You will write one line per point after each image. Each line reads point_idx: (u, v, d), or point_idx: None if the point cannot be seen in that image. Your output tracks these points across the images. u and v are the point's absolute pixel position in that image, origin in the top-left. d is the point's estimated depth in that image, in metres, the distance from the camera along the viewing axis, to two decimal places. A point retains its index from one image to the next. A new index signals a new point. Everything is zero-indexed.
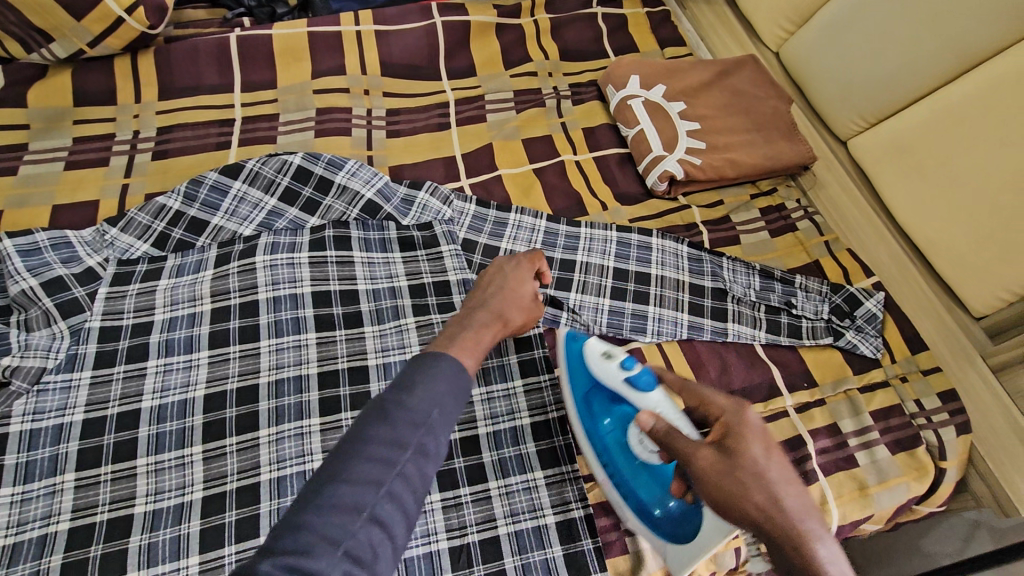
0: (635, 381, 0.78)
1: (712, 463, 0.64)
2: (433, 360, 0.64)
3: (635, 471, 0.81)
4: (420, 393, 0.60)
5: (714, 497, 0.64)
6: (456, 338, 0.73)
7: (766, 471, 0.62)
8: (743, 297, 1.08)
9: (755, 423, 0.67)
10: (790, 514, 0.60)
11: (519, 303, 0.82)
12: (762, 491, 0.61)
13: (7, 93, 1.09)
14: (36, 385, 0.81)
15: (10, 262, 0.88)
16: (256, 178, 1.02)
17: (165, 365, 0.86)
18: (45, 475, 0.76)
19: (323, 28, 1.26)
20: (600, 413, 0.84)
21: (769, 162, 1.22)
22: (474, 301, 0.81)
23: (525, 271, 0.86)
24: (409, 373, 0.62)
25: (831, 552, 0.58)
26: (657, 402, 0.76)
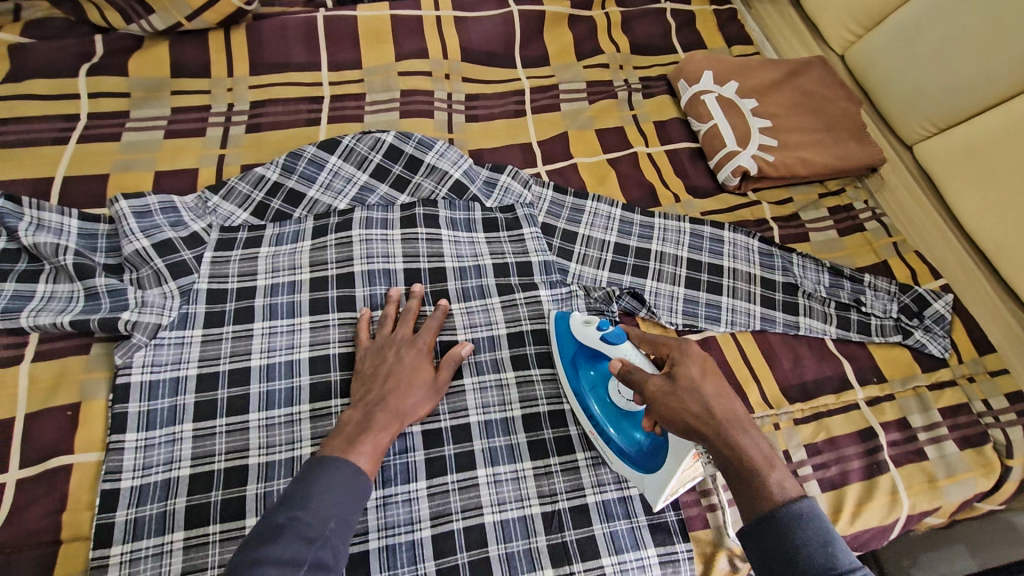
0: (608, 337, 0.84)
1: (662, 384, 0.72)
2: (331, 470, 0.70)
3: (615, 420, 0.85)
4: (316, 505, 0.67)
5: (662, 414, 0.71)
6: (354, 447, 0.75)
7: (702, 387, 0.70)
8: (814, 293, 1.11)
9: (694, 352, 0.75)
10: (720, 419, 0.68)
11: (416, 386, 0.84)
12: (696, 403, 0.69)
13: (110, 63, 1.13)
14: (154, 340, 0.85)
15: (127, 223, 0.92)
16: (351, 154, 1.06)
17: (270, 328, 0.90)
18: (165, 424, 0.80)
19: (405, 12, 1.29)
20: (581, 369, 0.89)
21: (839, 161, 1.24)
22: (364, 400, 0.81)
23: (412, 354, 0.87)
24: (302, 487, 0.68)
25: (755, 442, 0.67)
26: (629, 351, 0.83)
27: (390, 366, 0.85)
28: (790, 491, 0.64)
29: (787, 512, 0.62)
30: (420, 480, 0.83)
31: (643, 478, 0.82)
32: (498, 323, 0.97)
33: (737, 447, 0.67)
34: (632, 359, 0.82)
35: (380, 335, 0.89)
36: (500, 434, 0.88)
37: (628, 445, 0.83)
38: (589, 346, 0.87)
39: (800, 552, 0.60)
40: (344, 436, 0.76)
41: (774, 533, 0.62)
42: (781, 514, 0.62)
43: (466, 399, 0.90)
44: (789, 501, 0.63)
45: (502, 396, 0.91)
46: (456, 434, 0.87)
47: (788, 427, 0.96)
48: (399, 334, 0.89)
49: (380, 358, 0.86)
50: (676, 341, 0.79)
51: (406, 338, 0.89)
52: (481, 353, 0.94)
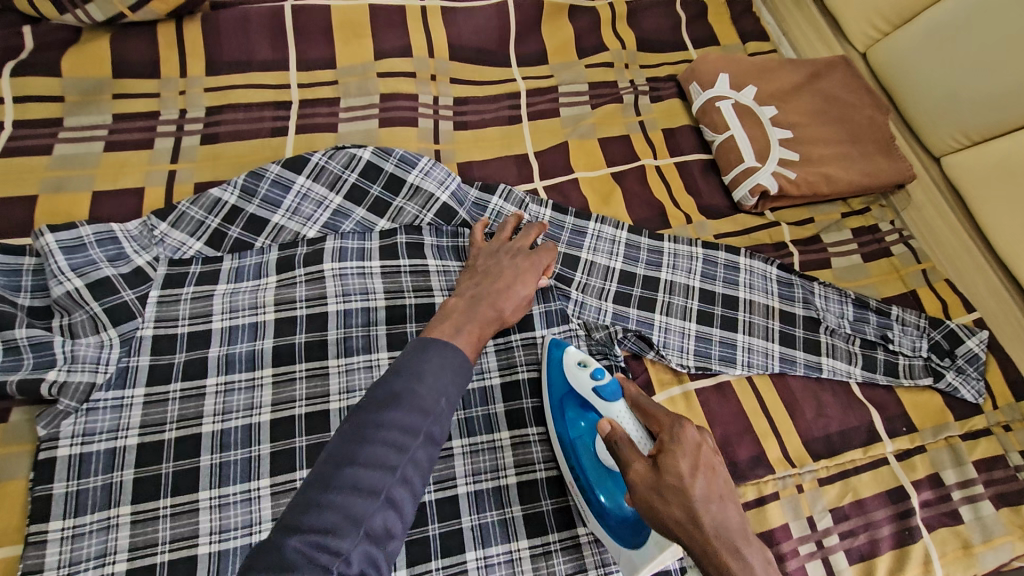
0: (602, 390, 0.76)
1: (644, 474, 0.61)
2: (441, 351, 0.63)
3: (599, 476, 0.75)
4: (431, 380, 0.61)
5: (642, 509, 0.61)
6: (460, 329, 0.72)
7: (691, 489, 0.58)
8: (837, 328, 1.00)
9: (689, 440, 0.62)
10: (706, 530, 0.57)
11: (521, 295, 0.81)
12: (681, 506, 0.58)
13: (39, 60, 0.97)
14: (85, 404, 0.73)
15: (53, 260, 0.78)
16: (322, 173, 0.92)
17: (225, 384, 0.78)
18: (98, 507, 0.69)
19: (386, 1, 1.14)
20: (570, 417, 0.78)
21: (866, 178, 1.13)
22: (471, 290, 0.79)
23: (524, 262, 0.85)
24: (414, 362, 0.62)
25: (748, 565, 0.56)
26: (620, 412, 0.74)
27: (501, 267, 0.83)
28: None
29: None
30: (399, 569, 0.72)
31: (623, 551, 0.72)
32: (491, 371, 0.86)
33: (726, 569, 0.57)
34: (625, 424, 0.73)
35: (495, 240, 0.89)
36: (492, 507, 0.77)
37: (609, 508, 0.73)
38: (581, 395, 0.78)
39: None
40: (452, 321, 0.73)
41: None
42: None
43: (455, 465, 0.79)
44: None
45: (495, 461, 0.80)
46: (442, 508, 0.76)
47: (812, 488, 0.87)
48: (517, 244, 0.88)
49: (493, 257, 0.86)
50: (671, 418, 0.66)
51: (521, 246, 0.87)
52: (472, 409, 0.83)
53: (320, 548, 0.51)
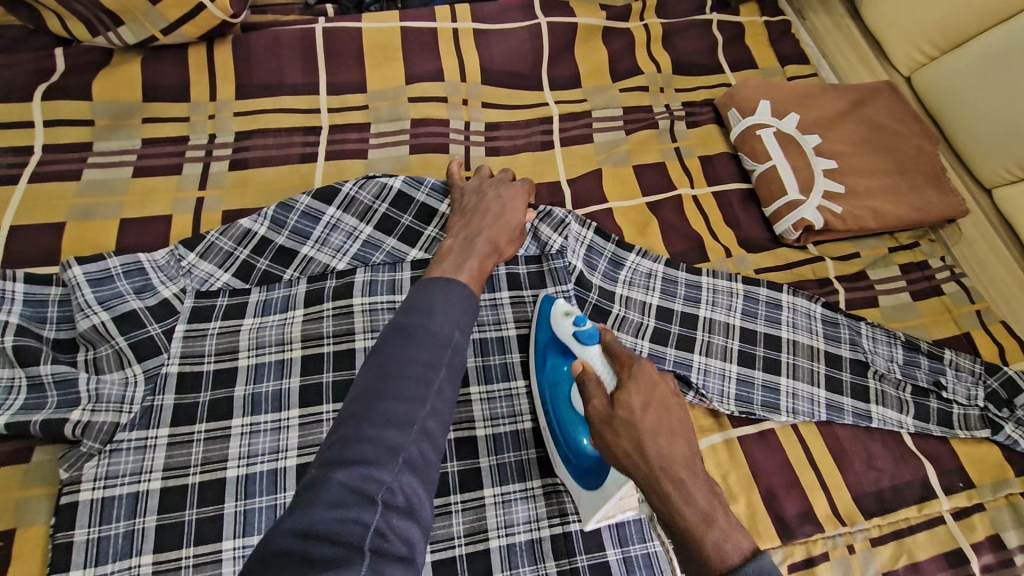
0: (580, 335, 0.74)
1: (600, 409, 0.62)
2: (444, 285, 0.63)
3: (565, 422, 0.74)
4: (440, 314, 0.60)
5: (600, 443, 0.63)
6: (461, 265, 0.73)
7: (639, 421, 0.59)
8: (886, 373, 0.95)
9: (646, 376, 0.63)
10: (652, 461, 0.58)
11: (514, 223, 0.83)
12: (628, 438, 0.60)
13: (70, 84, 0.96)
14: (108, 445, 0.70)
15: (80, 294, 0.77)
16: (352, 204, 0.90)
17: (251, 426, 0.75)
18: (119, 556, 0.66)
19: (418, 24, 1.12)
20: (551, 360, 0.80)
21: (916, 213, 1.08)
22: (466, 228, 0.80)
23: (508, 190, 0.86)
24: (421, 300, 0.61)
25: (689, 495, 0.57)
26: (594, 354, 0.72)
27: (488, 204, 0.84)
28: (733, 553, 0.53)
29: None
30: None
31: (583, 492, 0.73)
32: (524, 414, 0.83)
33: (669, 501, 0.57)
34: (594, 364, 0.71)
35: (473, 179, 0.90)
36: (525, 562, 0.73)
37: (573, 453, 0.74)
38: (562, 339, 0.77)
39: None
40: (451, 260, 0.74)
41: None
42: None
43: (486, 516, 0.75)
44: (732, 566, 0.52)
45: (528, 511, 0.76)
46: (473, 563, 0.72)
47: (864, 549, 0.82)
48: (494, 178, 0.89)
49: (478, 195, 0.86)
50: (636, 358, 0.66)
51: (501, 179, 0.89)
52: (504, 455, 0.79)
53: (367, 479, 0.50)
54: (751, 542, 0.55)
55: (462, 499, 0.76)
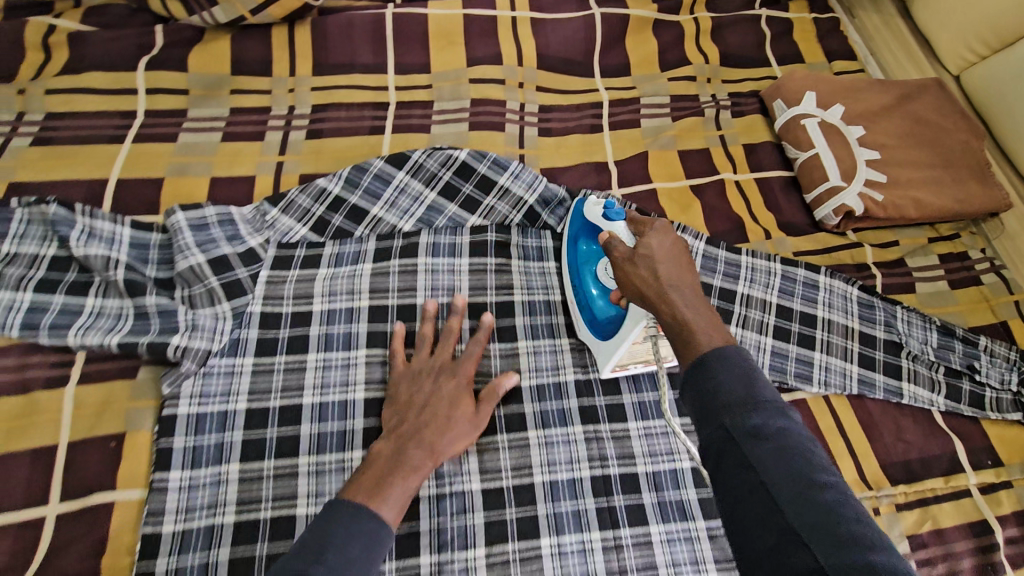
0: (609, 214, 0.81)
1: (622, 251, 0.70)
2: (348, 515, 0.60)
3: (589, 288, 0.87)
4: (336, 553, 0.56)
5: (621, 282, 0.69)
6: (385, 489, 0.66)
7: (656, 254, 0.67)
8: (920, 354, 0.98)
9: (666, 227, 0.71)
10: (664, 283, 0.64)
11: (459, 418, 0.76)
12: (646, 268, 0.66)
13: (169, 56, 1.07)
14: (203, 368, 0.79)
15: (182, 237, 0.87)
16: (419, 170, 0.98)
17: (324, 361, 0.83)
18: (211, 462, 0.75)
19: (479, 12, 1.20)
20: (578, 242, 0.91)
21: (958, 204, 1.10)
22: (399, 431, 0.73)
23: (452, 384, 0.79)
24: (322, 535, 0.58)
25: (692, 304, 0.62)
26: (620, 227, 0.79)
27: (425, 401, 0.77)
28: (722, 339, 0.58)
29: (717, 354, 0.56)
30: (479, 547, 0.75)
31: (598, 344, 0.86)
32: (567, 368, 0.89)
33: (674, 310, 0.62)
34: (618, 233, 0.77)
35: (415, 360, 0.82)
36: (566, 498, 0.79)
37: (592, 313, 0.86)
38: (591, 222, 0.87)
39: (723, 388, 0.53)
40: (374, 474, 0.68)
41: (724, 415, 0.52)
42: (713, 357, 0.56)
43: (531, 455, 0.82)
44: (718, 346, 0.57)
45: (570, 453, 0.82)
46: (519, 494, 0.79)
47: (889, 513, 0.85)
48: (435, 361, 0.81)
49: (417, 386, 0.78)
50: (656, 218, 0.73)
51: (445, 365, 0.81)
52: (548, 403, 0.86)
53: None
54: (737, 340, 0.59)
55: (509, 438, 0.82)
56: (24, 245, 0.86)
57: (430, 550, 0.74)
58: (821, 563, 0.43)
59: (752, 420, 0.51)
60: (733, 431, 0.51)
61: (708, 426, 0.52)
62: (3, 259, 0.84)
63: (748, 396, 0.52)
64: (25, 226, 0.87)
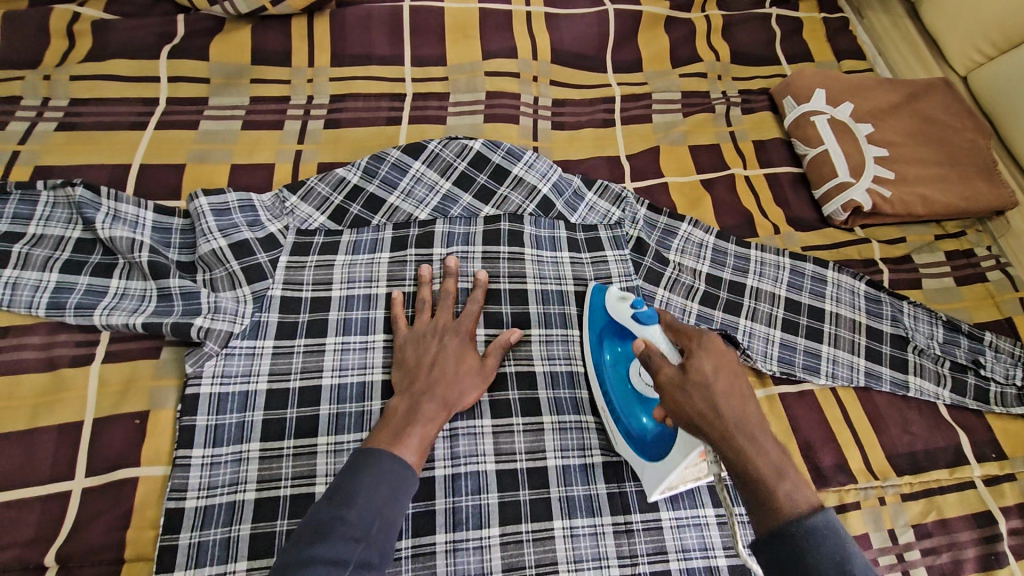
0: (639, 316, 0.78)
1: (670, 374, 0.69)
2: (373, 462, 0.66)
3: (627, 400, 0.80)
4: (361, 502, 0.62)
5: (670, 408, 0.68)
6: (402, 436, 0.71)
7: (714, 384, 0.66)
8: (926, 349, 1.00)
9: (714, 346, 0.71)
10: (727, 421, 0.64)
11: (466, 371, 0.80)
12: (704, 400, 0.65)
13: (190, 45, 1.09)
14: (225, 349, 0.81)
15: (205, 221, 0.89)
16: (436, 160, 1.00)
17: (343, 344, 0.85)
18: (233, 441, 0.77)
19: (494, 6, 1.21)
20: (606, 345, 0.85)
21: (964, 202, 1.11)
22: (410, 387, 0.78)
23: (456, 340, 0.83)
24: (345, 485, 0.64)
25: (761, 447, 0.62)
26: (654, 332, 0.76)
27: (432, 357, 0.81)
28: (799, 500, 0.59)
29: (800, 525, 0.57)
30: (493, 526, 0.77)
31: (644, 466, 0.77)
32: (578, 357, 0.91)
33: (742, 453, 0.62)
34: (657, 342, 0.75)
35: (418, 324, 0.85)
36: (579, 482, 0.81)
37: (636, 430, 0.78)
38: (620, 322, 0.82)
39: (813, 564, 0.55)
40: (391, 428, 0.72)
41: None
42: (796, 528, 0.57)
43: (545, 439, 0.83)
44: (800, 512, 0.58)
45: (582, 439, 0.84)
46: (532, 477, 0.81)
47: (895, 502, 0.87)
48: (437, 324, 0.85)
49: (422, 347, 0.82)
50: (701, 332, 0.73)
51: (447, 325, 0.85)
52: (560, 390, 0.88)
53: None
54: (816, 500, 0.60)
55: (523, 421, 0.84)
56: (50, 228, 0.88)
57: (445, 528, 0.76)
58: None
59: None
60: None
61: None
62: (30, 241, 0.86)
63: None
64: (51, 209, 0.89)
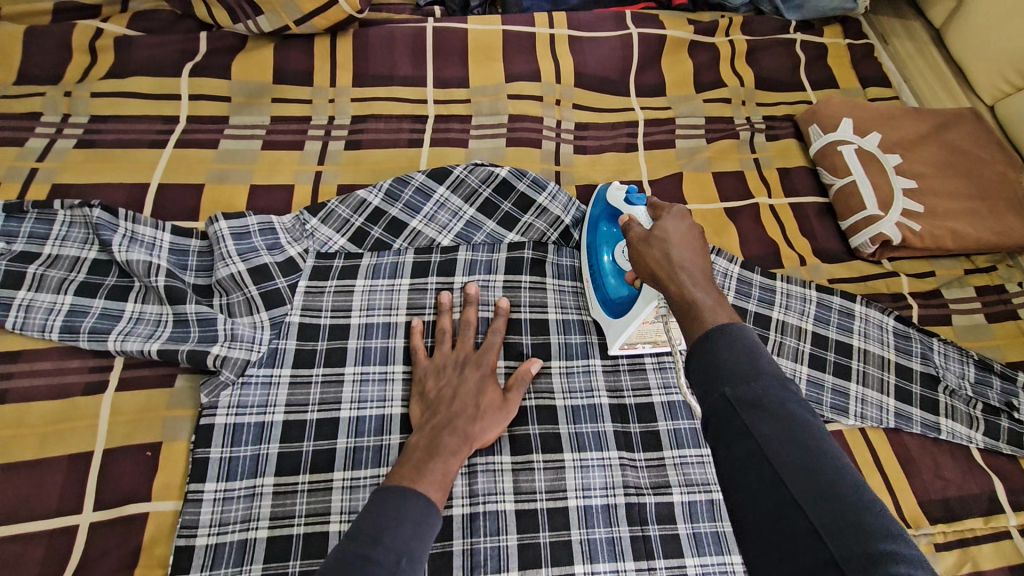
0: (631, 198, 0.84)
1: (637, 231, 0.69)
2: (401, 499, 0.62)
3: (605, 266, 0.90)
4: (387, 543, 0.57)
5: (634, 262, 0.68)
6: (425, 471, 0.68)
7: (672, 238, 0.66)
8: (957, 389, 0.97)
9: (684, 214, 0.70)
10: (674, 263, 0.64)
11: (487, 407, 0.78)
12: (660, 250, 0.66)
13: (212, 63, 1.08)
14: (241, 378, 0.79)
15: (224, 245, 0.87)
16: (461, 185, 0.98)
17: (362, 375, 0.83)
18: (246, 475, 0.74)
19: (518, 27, 1.20)
20: (600, 223, 0.92)
21: (998, 237, 1.08)
22: (431, 422, 0.75)
23: (476, 374, 0.80)
24: (370, 524, 0.59)
25: (701, 287, 0.62)
26: (641, 213, 0.80)
27: (454, 390, 0.78)
28: (723, 318, 0.58)
29: (721, 330, 0.55)
30: (512, 570, 0.74)
31: (607, 321, 0.89)
32: (600, 390, 0.88)
33: (681, 289, 0.62)
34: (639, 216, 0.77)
35: (439, 354, 0.83)
36: (601, 524, 0.78)
37: (605, 291, 0.89)
38: (614, 206, 0.89)
39: (723, 355, 0.53)
40: (412, 463, 0.69)
41: (724, 383, 0.52)
42: (715, 333, 0.55)
43: (566, 477, 0.81)
44: (724, 322, 0.57)
45: (605, 478, 0.81)
46: (552, 518, 0.78)
47: (928, 553, 0.84)
48: (458, 355, 0.83)
49: (443, 379, 0.80)
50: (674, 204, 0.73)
51: (469, 356, 0.83)
52: (581, 424, 0.85)
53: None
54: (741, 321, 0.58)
55: (544, 458, 0.82)
56: (65, 248, 0.86)
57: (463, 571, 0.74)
58: (814, 526, 0.44)
59: (752, 389, 0.51)
60: (733, 399, 0.51)
61: (708, 395, 0.52)
62: (45, 262, 0.84)
63: (750, 367, 0.52)
64: (68, 228, 0.88)
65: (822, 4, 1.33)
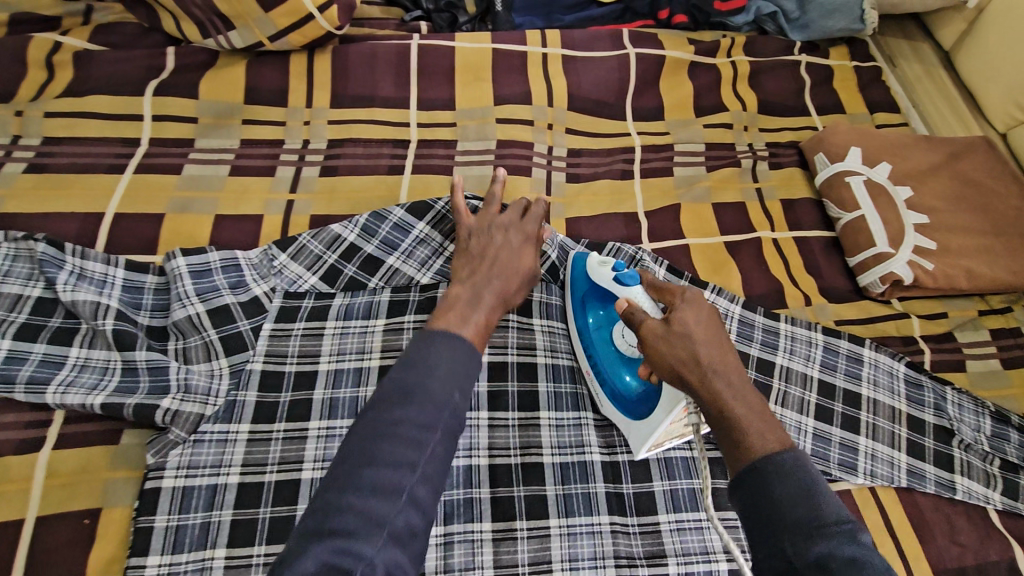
0: (621, 277, 0.76)
1: (654, 325, 0.66)
2: (444, 338, 0.63)
3: (610, 358, 0.81)
4: (442, 374, 0.60)
5: (652, 360, 0.66)
6: (467, 318, 0.69)
7: (696, 334, 0.64)
8: (973, 444, 0.90)
9: (696, 298, 0.68)
10: (702, 364, 0.62)
11: (525, 269, 0.80)
12: (684, 348, 0.63)
13: (180, 81, 1.00)
14: (193, 435, 0.72)
15: (181, 284, 0.80)
16: (442, 222, 0.91)
17: (327, 430, 0.76)
18: (195, 546, 0.67)
19: (508, 46, 1.13)
20: (589, 309, 0.84)
21: (1014, 277, 1.02)
22: (471, 277, 0.76)
23: (519, 237, 0.83)
24: (421, 353, 0.61)
25: (735, 391, 0.61)
26: (639, 293, 0.73)
27: (497, 249, 0.80)
28: (772, 442, 0.58)
29: (766, 459, 0.56)
30: None
31: (629, 424, 0.78)
32: (591, 446, 0.81)
33: (716, 395, 0.61)
34: (638, 300, 0.72)
35: (484, 215, 0.85)
36: None
37: (620, 387, 0.79)
38: (600, 285, 0.81)
39: (780, 504, 0.53)
40: (456, 311, 0.70)
41: (784, 540, 0.51)
42: (764, 468, 0.55)
43: (551, 546, 0.73)
44: (771, 452, 0.56)
45: (595, 547, 0.74)
46: None
47: None
48: (505, 218, 0.84)
49: (486, 238, 0.82)
50: (684, 286, 0.70)
51: (513, 222, 0.84)
52: (570, 486, 0.78)
53: (342, 553, 0.49)
54: (785, 438, 0.59)
55: (528, 526, 0.75)
56: (7, 284, 0.79)
57: None
58: None
59: (815, 547, 0.49)
60: (795, 560, 0.50)
61: (768, 554, 0.51)
62: None
63: (809, 519, 0.51)
64: (11, 261, 0.80)
65: (829, 24, 1.26)
